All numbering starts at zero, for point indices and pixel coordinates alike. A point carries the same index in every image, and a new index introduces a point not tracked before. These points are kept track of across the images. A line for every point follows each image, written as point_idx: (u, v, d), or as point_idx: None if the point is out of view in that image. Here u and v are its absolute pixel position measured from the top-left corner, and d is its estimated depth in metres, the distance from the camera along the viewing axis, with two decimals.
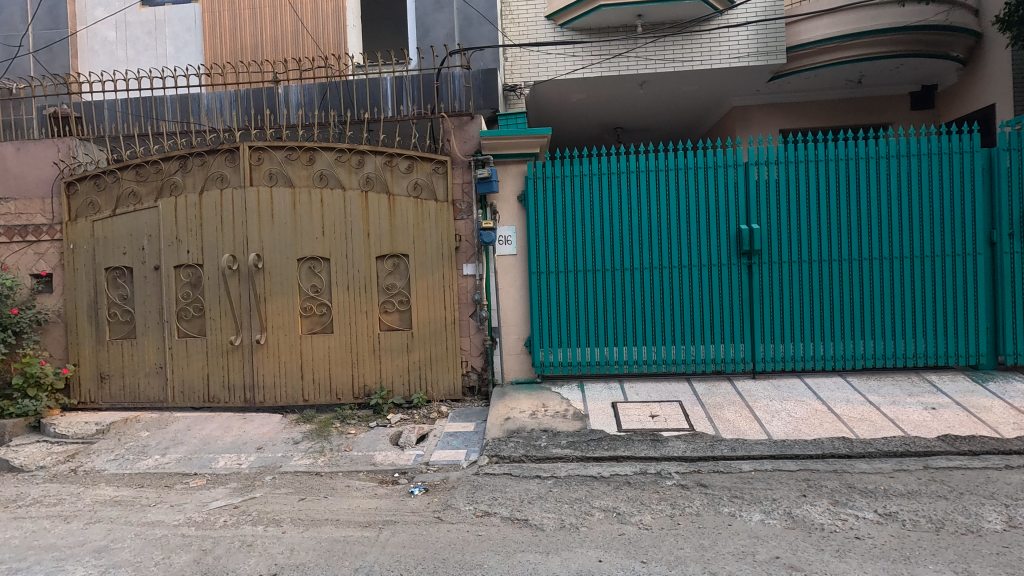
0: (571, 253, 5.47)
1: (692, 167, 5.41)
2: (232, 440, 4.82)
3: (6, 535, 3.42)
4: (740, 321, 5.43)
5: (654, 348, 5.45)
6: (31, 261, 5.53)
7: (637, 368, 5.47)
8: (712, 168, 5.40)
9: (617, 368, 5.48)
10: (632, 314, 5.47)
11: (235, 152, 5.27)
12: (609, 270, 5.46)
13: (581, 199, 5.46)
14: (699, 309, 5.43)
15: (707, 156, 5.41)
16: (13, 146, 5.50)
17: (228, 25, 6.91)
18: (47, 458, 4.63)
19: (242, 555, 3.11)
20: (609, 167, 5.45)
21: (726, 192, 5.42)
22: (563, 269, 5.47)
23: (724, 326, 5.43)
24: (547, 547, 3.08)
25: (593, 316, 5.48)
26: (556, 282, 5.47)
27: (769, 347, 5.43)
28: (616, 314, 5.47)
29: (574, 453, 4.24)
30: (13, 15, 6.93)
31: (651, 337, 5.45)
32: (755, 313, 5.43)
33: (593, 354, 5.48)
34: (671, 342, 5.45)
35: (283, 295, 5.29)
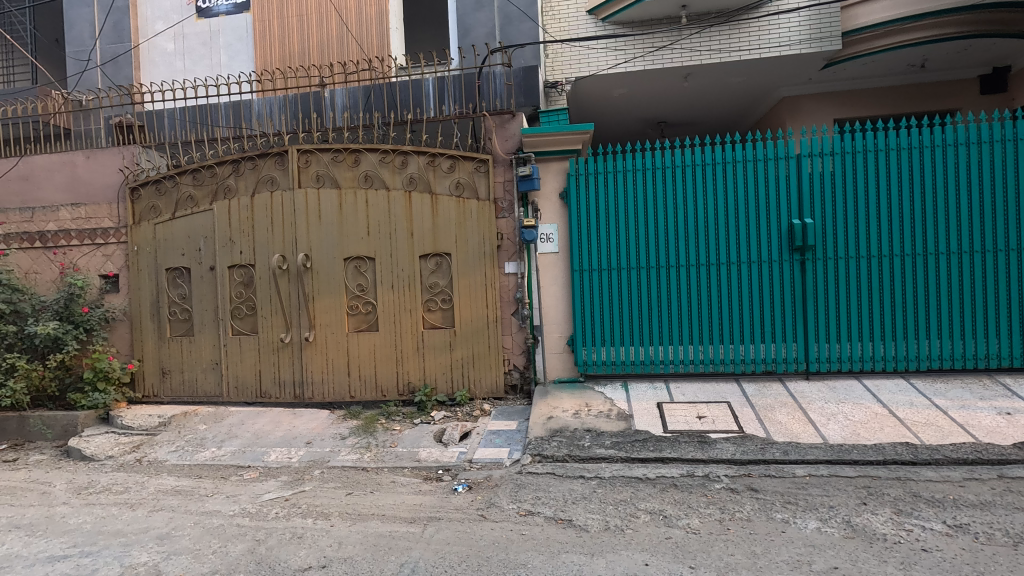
0: (613, 250, 5.39)
1: (741, 161, 5.24)
2: (283, 434, 4.98)
3: (79, 521, 3.64)
4: (792, 319, 5.22)
5: (701, 347, 5.30)
6: (99, 263, 5.87)
7: (684, 367, 5.33)
8: (762, 161, 5.21)
9: (662, 367, 5.35)
10: (678, 312, 5.33)
11: (284, 156, 5.44)
12: (652, 268, 5.35)
13: (624, 196, 5.38)
14: (748, 307, 5.25)
15: (756, 148, 5.23)
16: (83, 154, 5.85)
17: (277, 33, 7.14)
18: (115, 448, 4.90)
19: (293, 547, 3.20)
20: (652, 162, 5.34)
21: (777, 185, 5.21)
22: (605, 267, 5.40)
23: (775, 324, 5.23)
24: (592, 549, 3.03)
25: (636, 315, 5.38)
26: (598, 280, 5.40)
27: (824, 347, 5.19)
28: (661, 313, 5.35)
29: (618, 454, 4.17)
30: (82, 32, 7.28)
31: (698, 335, 5.30)
32: (809, 311, 5.20)
33: (637, 353, 5.38)
34: (719, 342, 5.29)
35: (330, 294, 5.42)
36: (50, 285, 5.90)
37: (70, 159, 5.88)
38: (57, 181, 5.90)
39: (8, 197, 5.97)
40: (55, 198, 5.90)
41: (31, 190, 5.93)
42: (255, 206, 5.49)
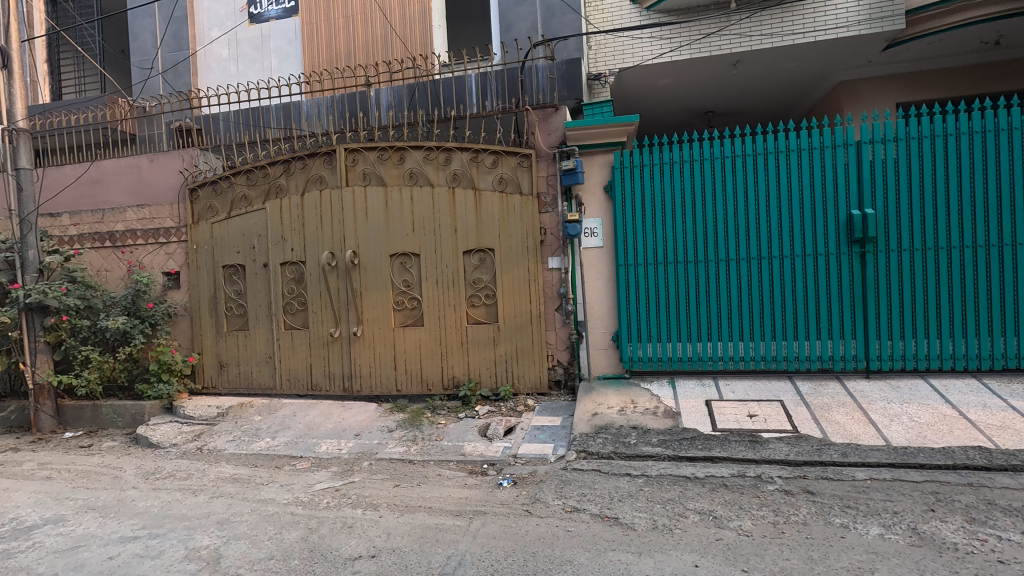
0: (659, 244, 5.27)
1: (795, 150, 5.01)
2: (333, 426, 5.13)
3: (147, 504, 3.86)
4: (850, 315, 4.97)
5: (752, 344, 5.13)
6: (162, 261, 6.18)
7: (734, 365, 5.17)
8: (817, 149, 4.97)
9: (711, 364, 5.21)
10: (727, 308, 5.17)
11: (332, 155, 5.58)
12: (700, 262, 5.20)
13: (670, 188, 5.25)
14: (802, 302, 5.03)
15: (812, 136, 4.99)
16: (147, 157, 6.17)
17: (324, 35, 7.31)
18: (178, 437, 5.16)
19: (343, 536, 3.29)
20: (701, 153, 5.18)
21: (835, 174, 4.97)
22: (651, 261, 5.29)
23: (832, 320, 5.00)
24: (639, 548, 2.98)
25: (683, 310, 5.25)
26: (643, 275, 5.30)
27: (886, 344, 4.92)
28: (710, 308, 5.20)
29: (665, 452, 4.08)
30: (145, 42, 7.77)
31: (749, 332, 5.13)
32: (869, 306, 4.94)
33: (685, 350, 5.25)
34: (772, 338, 5.10)
35: (377, 290, 5.54)
36: (119, 282, 6.25)
37: (135, 163, 6.21)
38: (124, 184, 6.24)
39: (80, 200, 6.37)
40: (123, 200, 6.25)
41: (100, 192, 6.30)
42: (305, 205, 5.66)
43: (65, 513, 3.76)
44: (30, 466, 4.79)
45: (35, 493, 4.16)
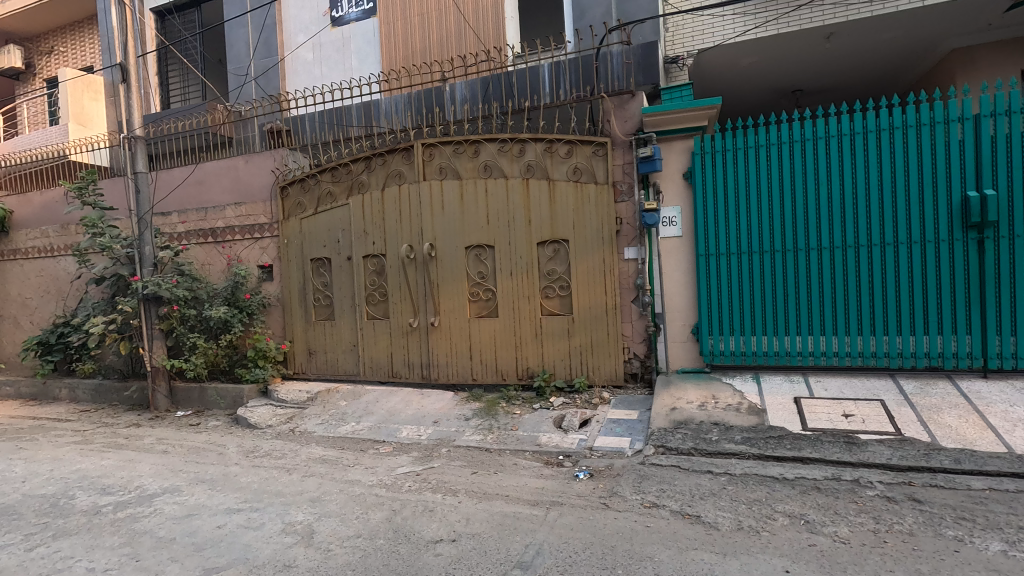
0: (742, 233, 5.02)
1: (900, 127, 4.58)
2: (413, 413, 5.31)
3: (249, 480, 4.18)
4: (964, 308, 4.51)
5: (847, 339, 4.78)
6: (257, 255, 6.62)
7: (826, 361, 4.84)
8: (927, 125, 4.52)
9: (801, 360, 4.90)
10: (819, 300, 4.84)
11: (410, 150, 5.74)
12: (786, 251, 4.91)
13: (754, 173, 4.97)
14: (907, 294, 4.62)
15: (920, 112, 4.54)
16: (243, 159, 6.64)
17: (401, 34, 7.51)
18: (273, 418, 5.54)
19: (425, 519, 3.40)
20: (789, 135, 4.86)
21: (944, 153, 4.50)
22: (733, 251, 5.05)
23: (942, 314, 4.56)
24: (724, 549, 2.87)
25: (768, 303, 4.98)
26: (725, 265, 5.07)
27: (1007, 341, 4.43)
28: (799, 300, 4.89)
29: (750, 450, 3.90)
30: (240, 51, 8.51)
31: (843, 326, 4.78)
32: (987, 298, 4.45)
33: (768, 344, 4.98)
34: (870, 333, 4.73)
35: (453, 281, 5.65)
36: (220, 274, 6.78)
37: (233, 164, 6.70)
38: (224, 184, 6.75)
39: (187, 199, 6.96)
40: (223, 198, 6.77)
41: (204, 192, 6.85)
42: (385, 200, 5.87)
43: (180, 484, 4.15)
44: (150, 440, 5.33)
45: (154, 465, 4.63)
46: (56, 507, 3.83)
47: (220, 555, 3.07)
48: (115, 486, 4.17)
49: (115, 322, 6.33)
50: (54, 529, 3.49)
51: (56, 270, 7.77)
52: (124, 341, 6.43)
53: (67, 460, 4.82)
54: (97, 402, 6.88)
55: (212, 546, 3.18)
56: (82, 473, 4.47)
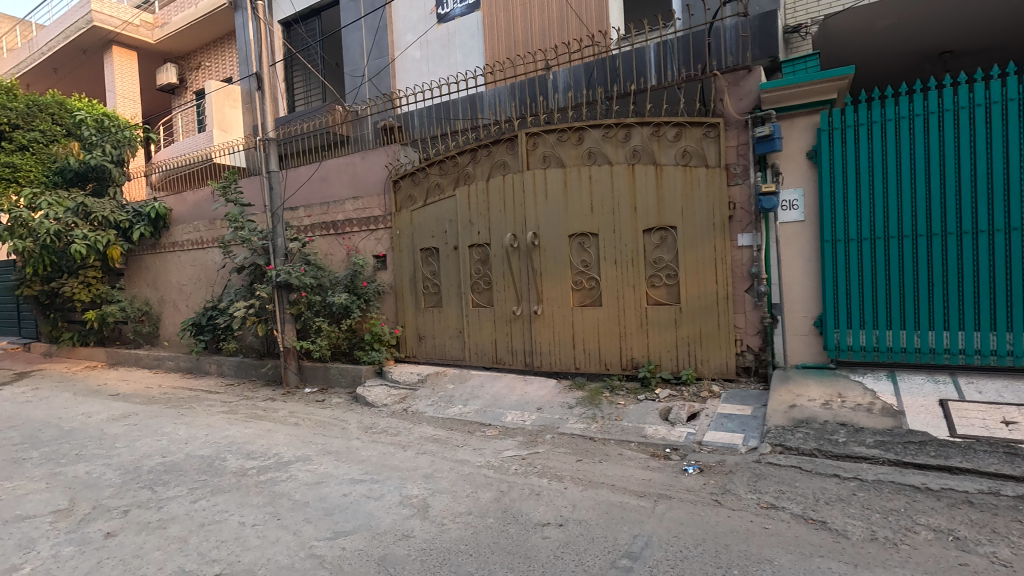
0: (877, 216, 4.54)
1: None
2: (517, 399, 5.43)
3: (369, 453, 4.51)
4: None
5: (1007, 336, 4.17)
6: (372, 245, 7.07)
7: (979, 360, 4.26)
8: None
9: (947, 358, 4.36)
10: (972, 291, 4.26)
11: (514, 140, 5.83)
12: (933, 235, 4.36)
13: (893, 149, 4.47)
14: None
15: None
16: (360, 155, 7.11)
17: (503, 26, 7.60)
18: (388, 398, 5.93)
19: (532, 502, 3.48)
20: (939, 103, 4.30)
21: None
22: (866, 236, 4.58)
23: None
24: (855, 559, 2.65)
25: (909, 293, 4.47)
26: (857, 252, 4.61)
27: None
28: (947, 291, 4.34)
29: (885, 455, 3.55)
30: (356, 54, 9.13)
31: (1002, 321, 4.18)
32: None
33: (910, 339, 4.47)
34: None
35: (556, 270, 5.67)
36: (340, 263, 7.33)
37: (352, 161, 7.20)
38: (344, 179, 7.28)
39: (312, 195, 7.59)
40: (343, 193, 7.30)
41: (326, 188, 7.44)
42: (490, 190, 6.01)
43: (310, 454, 4.58)
44: (284, 413, 5.93)
45: (289, 435, 5.14)
46: (213, 466, 4.39)
47: (347, 520, 3.35)
48: (258, 452, 4.69)
49: (254, 306, 7.09)
50: (212, 485, 4.00)
51: (206, 261, 8.84)
52: (261, 324, 7.18)
53: (219, 427, 5.49)
54: (240, 377, 7.77)
55: (340, 511, 3.48)
56: (231, 439, 5.08)
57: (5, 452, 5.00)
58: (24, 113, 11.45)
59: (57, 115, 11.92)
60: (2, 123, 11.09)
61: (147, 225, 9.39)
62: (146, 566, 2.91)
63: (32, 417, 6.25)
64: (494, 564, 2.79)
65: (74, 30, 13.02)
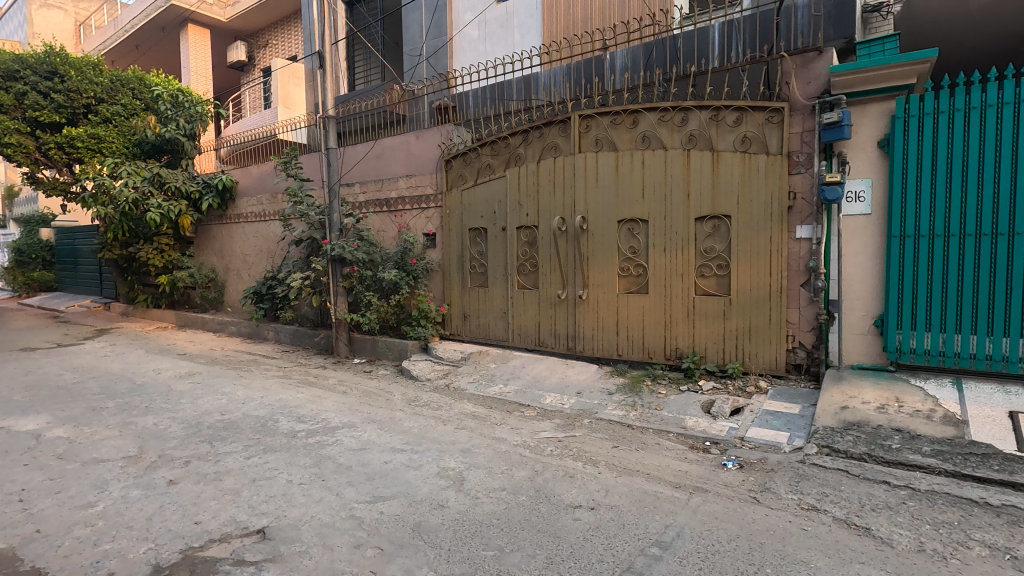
0: (904, 215, 4.41)
1: None
2: (557, 381, 5.47)
3: (412, 425, 4.67)
4: None
5: None
6: (423, 223, 7.21)
7: None
8: None
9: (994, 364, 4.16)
10: None
11: (567, 122, 5.81)
12: (995, 232, 4.13)
13: (931, 145, 4.29)
14: None
15: None
16: (415, 134, 7.23)
17: (563, 5, 7.28)
18: (431, 372, 6.10)
19: (565, 484, 3.51)
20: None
21: None
22: (898, 236, 4.44)
23: None
24: (898, 569, 2.52)
25: (948, 294, 4.30)
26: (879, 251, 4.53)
27: None
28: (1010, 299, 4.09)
29: (942, 465, 3.36)
30: (415, 33, 9.10)
31: None
32: None
33: (980, 345, 4.20)
34: None
35: (603, 256, 5.62)
36: (391, 240, 7.53)
37: (406, 139, 7.33)
38: (399, 158, 7.43)
39: (368, 172, 7.80)
40: (397, 170, 7.46)
41: (381, 166, 7.63)
42: (541, 171, 6.00)
43: (355, 421, 4.78)
44: (334, 380, 6.22)
45: (336, 402, 5.39)
46: (266, 426, 4.68)
47: (386, 486, 3.49)
48: (308, 416, 4.93)
49: (309, 278, 7.41)
50: (264, 444, 4.25)
51: (268, 232, 9.30)
52: (316, 295, 7.50)
53: (274, 390, 5.81)
54: (295, 344, 8.16)
55: (380, 477, 3.63)
56: (284, 402, 5.37)
57: (87, 400, 5.49)
58: (108, 88, 12.31)
59: (137, 90, 12.76)
60: (90, 96, 11.96)
61: (216, 197, 9.92)
62: (202, 513, 3.14)
63: (112, 370, 6.83)
64: (524, 541, 2.85)
65: (155, 8, 13.75)
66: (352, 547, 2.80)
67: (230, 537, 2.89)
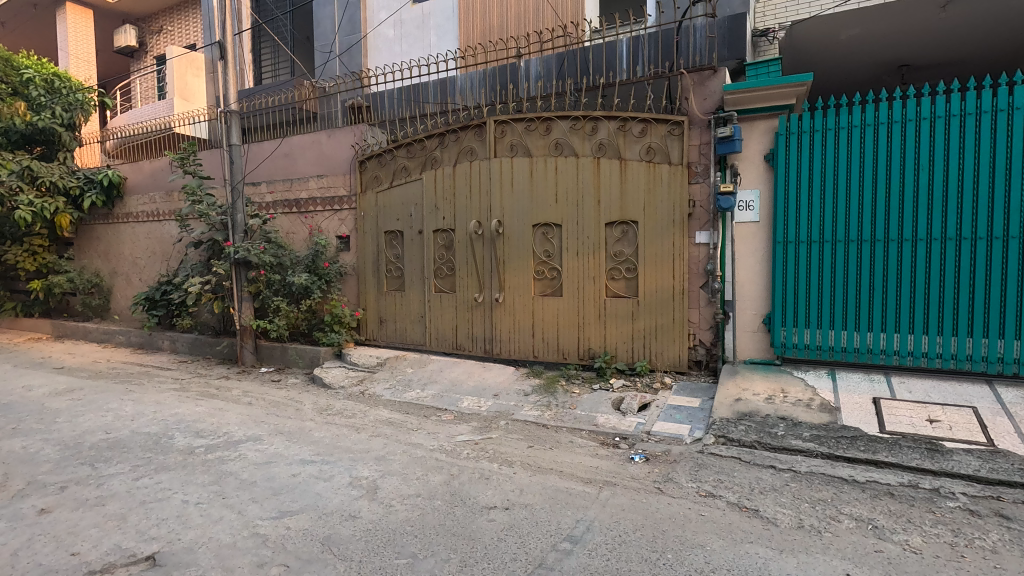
0: (870, 219, 4.59)
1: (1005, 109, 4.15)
2: (475, 384, 5.49)
3: (323, 435, 4.50)
4: None
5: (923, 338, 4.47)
6: (336, 226, 6.98)
7: (895, 359, 4.56)
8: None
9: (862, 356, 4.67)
10: (896, 298, 4.54)
11: (483, 127, 5.85)
12: (957, 239, 4.34)
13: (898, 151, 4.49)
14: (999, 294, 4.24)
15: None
16: (326, 133, 6.98)
17: (479, 11, 7.34)
18: (345, 380, 5.90)
19: (481, 486, 3.53)
20: (1011, 100, 4.14)
21: None
22: (863, 239, 4.63)
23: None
24: (780, 545, 2.77)
25: (907, 297, 4.50)
26: (841, 253, 4.71)
27: None
28: (874, 298, 4.62)
29: (819, 448, 3.73)
30: (326, 28, 8.77)
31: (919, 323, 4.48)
32: None
33: (933, 344, 4.43)
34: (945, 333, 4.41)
35: (519, 259, 5.72)
36: (302, 242, 7.22)
37: (318, 138, 7.06)
38: (309, 157, 7.14)
39: (276, 171, 7.43)
40: (307, 170, 7.16)
41: (290, 165, 7.29)
42: (457, 175, 6.01)
43: (261, 433, 4.53)
44: (238, 391, 5.85)
45: (240, 414, 5.08)
46: (159, 443, 4.32)
47: (294, 500, 3.35)
48: (207, 431, 4.61)
49: (210, 283, 6.93)
50: (157, 463, 3.92)
51: (163, 233, 8.59)
52: (217, 301, 7.03)
53: (168, 404, 5.37)
54: (194, 354, 7.59)
55: (288, 491, 3.47)
56: (180, 416, 4.98)
57: None
58: None
59: None
60: None
61: (101, 193, 9.03)
62: (80, 543, 2.85)
63: None
64: (438, 546, 2.84)
65: None
66: (255, 567, 2.66)
67: (115, 567, 2.65)
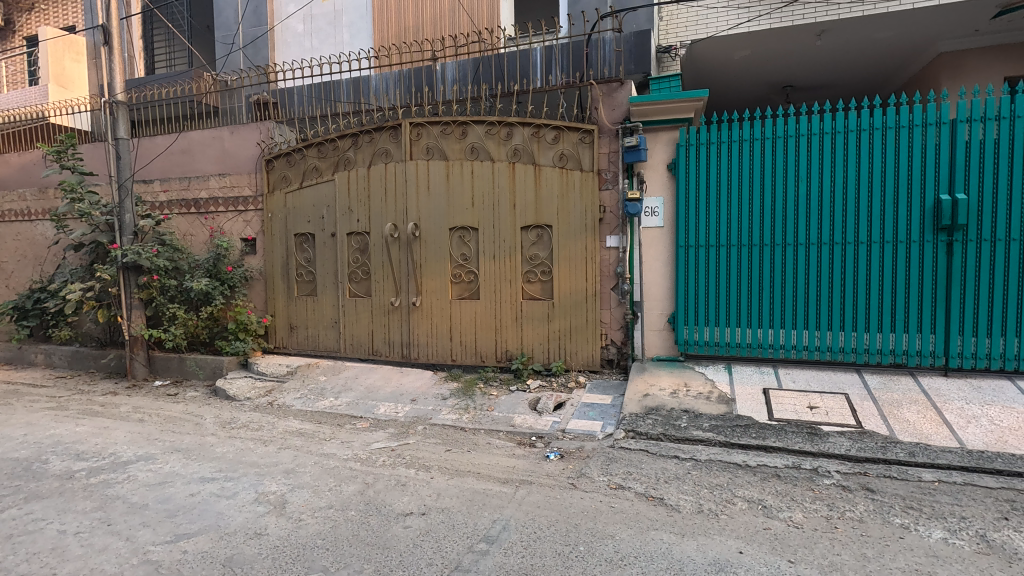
0: (798, 223, 4.92)
1: (868, 129, 4.69)
2: (392, 390, 5.39)
3: (225, 450, 4.23)
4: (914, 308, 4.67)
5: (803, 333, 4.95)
6: (240, 228, 6.59)
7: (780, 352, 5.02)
8: (891, 129, 4.63)
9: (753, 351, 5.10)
10: (780, 297, 5.00)
11: (397, 129, 5.76)
12: (874, 242, 4.74)
13: (805, 160, 4.89)
14: (864, 292, 4.78)
15: (887, 114, 4.63)
16: (229, 130, 6.57)
17: (393, 11, 7.23)
18: (252, 391, 5.57)
19: (397, 493, 3.48)
20: (868, 121, 4.69)
21: (912, 155, 4.60)
22: (790, 242, 4.96)
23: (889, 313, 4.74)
24: (682, 529, 2.96)
25: (814, 296, 4.91)
26: (777, 256, 4.99)
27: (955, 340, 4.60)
28: (762, 297, 5.07)
29: (716, 437, 4.02)
30: (228, 18, 8.20)
31: (799, 319, 4.96)
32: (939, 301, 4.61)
33: (804, 337, 4.95)
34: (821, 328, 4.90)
35: (436, 262, 5.69)
36: (202, 245, 6.74)
37: (219, 134, 6.63)
38: (209, 154, 6.69)
39: (171, 168, 6.89)
40: (208, 168, 6.71)
41: (188, 162, 6.79)
42: (372, 177, 5.88)
43: (155, 452, 4.18)
44: (127, 408, 5.35)
45: (130, 432, 4.65)
46: (31, 469, 3.86)
47: (192, 521, 3.12)
48: (90, 452, 4.19)
49: (93, 290, 6.29)
50: (27, 491, 3.51)
51: (35, 235, 7.69)
52: (102, 309, 6.39)
53: (42, 425, 4.81)
54: (75, 369, 6.85)
55: (185, 512, 3.22)
56: (57, 438, 4.48)
57: None
58: None
59: None
60: None
61: None
62: None
63: None
64: (351, 557, 2.76)
65: None
66: None
67: None
